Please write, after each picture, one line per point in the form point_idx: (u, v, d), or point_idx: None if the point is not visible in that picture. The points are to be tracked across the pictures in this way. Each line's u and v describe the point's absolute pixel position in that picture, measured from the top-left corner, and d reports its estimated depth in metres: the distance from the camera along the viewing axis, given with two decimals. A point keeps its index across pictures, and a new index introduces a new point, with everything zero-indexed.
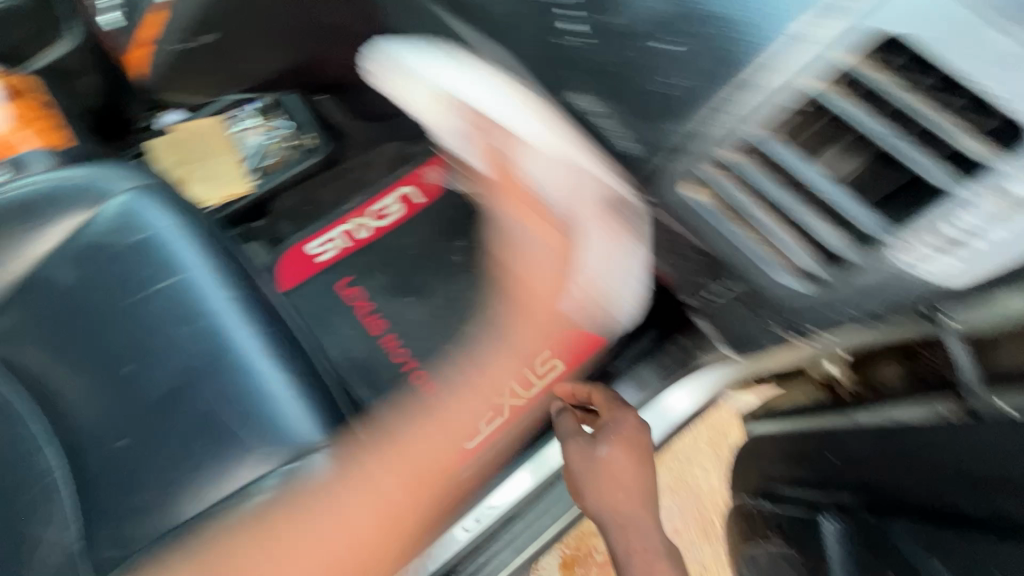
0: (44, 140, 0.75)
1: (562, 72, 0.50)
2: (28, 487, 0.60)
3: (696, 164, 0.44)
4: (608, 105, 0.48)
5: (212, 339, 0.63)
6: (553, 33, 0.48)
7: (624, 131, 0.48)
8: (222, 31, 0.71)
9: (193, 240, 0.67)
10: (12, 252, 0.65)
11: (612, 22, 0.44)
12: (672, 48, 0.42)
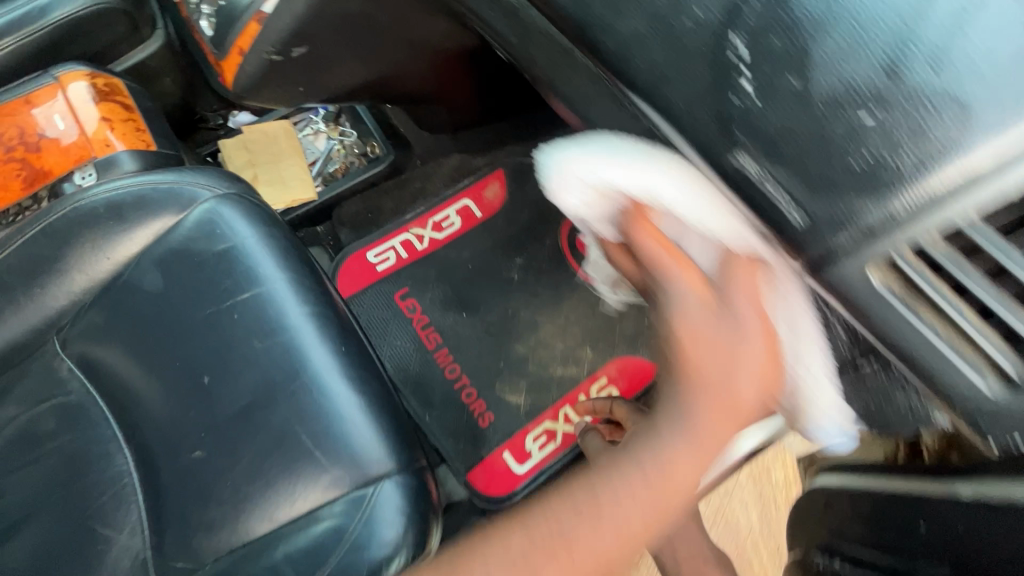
0: (129, 144, 0.75)
1: (735, 131, 0.42)
2: (104, 489, 0.61)
3: (891, 245, 0.37)
4: (792, 166, 0.40)
5: (288, 356, 0.62)
6: (728, 87, 0.42)
7: (796, 199, 0.40)
8: (312, 44, 0.68)
9: (275, 253, 0.67)
10: (98, 255, 0.65)
11: (788, 86, 0.40)
12: (868, 120, 0.37)
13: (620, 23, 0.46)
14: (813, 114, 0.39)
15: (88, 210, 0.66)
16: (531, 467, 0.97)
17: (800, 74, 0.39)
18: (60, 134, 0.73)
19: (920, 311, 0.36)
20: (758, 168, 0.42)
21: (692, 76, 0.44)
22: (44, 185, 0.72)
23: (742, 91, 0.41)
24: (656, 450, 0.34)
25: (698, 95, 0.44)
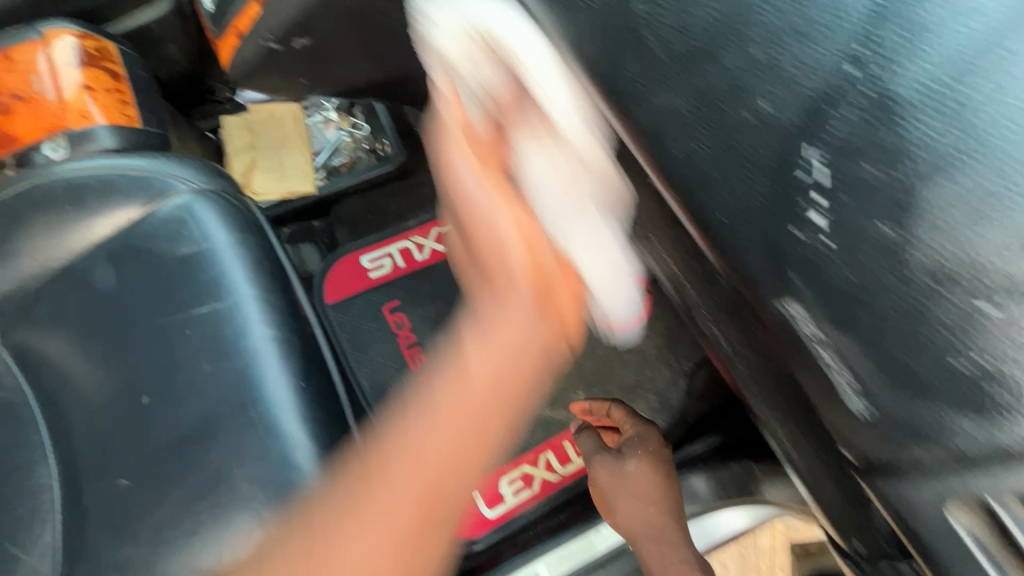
0: (109, 117, 0.68)
1: (789, 271, 0.35)
2: (18, 501, 0.55)
3: (987, 486, 0.31)
4: (860, 339, 0.33)
5: (241, 386, 0.56)
6: (789, 213, 0.34)
7: (857, 378, 0.34)
8: (316, 36, 0.61)
9: (245, 261, 0.60)
10: (52, 241, 0.59)
11: (871, 229, 0.31)
12: (992, 309, 0.28)
13: (661, 97, 0.37)
14: (895, 284, 0.31)
15: (50, 191, 0.60)
16: (501, 513, 0.90)
17: (896, 222, 0.30)
18: (36, 96, 0.67)
19: (990, 549, 0.31)
20: (817, 333, 0.35)
21: (749, 194, 0.35)
22: (11, 151, 0.66)
23: (807, 224, 0.33)
24: (472, 318, 0.46)
25: (744, 210, 0.36)
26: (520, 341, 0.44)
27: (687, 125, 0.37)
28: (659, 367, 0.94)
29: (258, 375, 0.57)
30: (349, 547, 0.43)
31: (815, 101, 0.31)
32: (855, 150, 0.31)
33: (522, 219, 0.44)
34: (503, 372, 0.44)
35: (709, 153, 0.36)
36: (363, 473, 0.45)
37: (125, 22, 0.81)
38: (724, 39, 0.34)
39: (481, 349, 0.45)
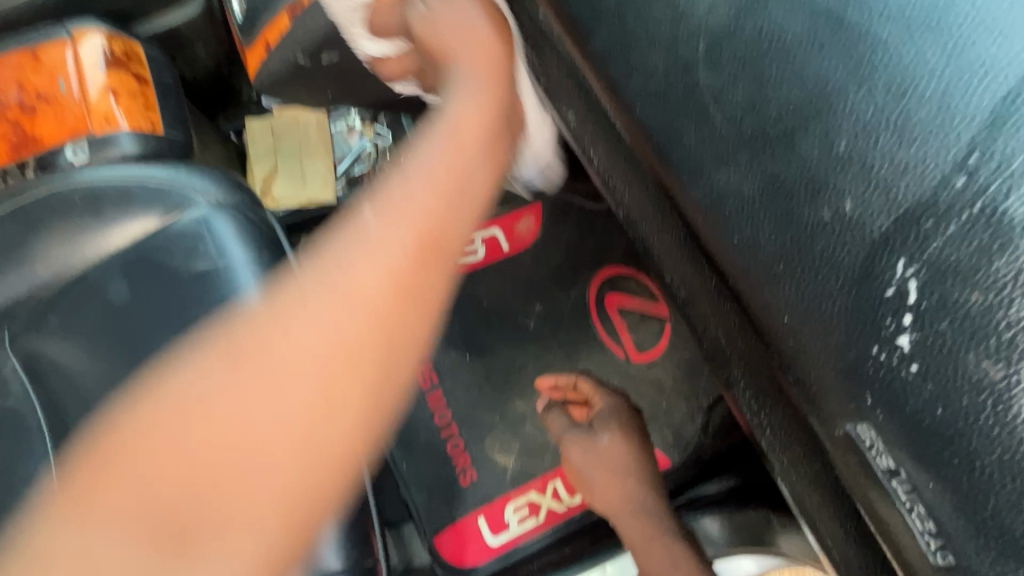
0: (131, 122, 0.67)
1: (867, 392, 0.33)
2: None
3: None
4: (937, 474, 0.31)
5: None
6: (872, 328, 0.32)
7: (931, 515, 0.32)
8: (346, 53, 0.60)
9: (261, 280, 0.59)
10: (67, 249, 0.58)
11: (942, 345, 0.30)
12: None
13: (721, 178, 0.37)
14: (986, 425, 0.29)
15: (68, 199, 0.59)
16: (505, 541, 0.87)
17: (999, 356, 0.29)
18: (62, 97, 0.66)
19: None
20: (892, 466, 0.33)
21: (821, 300, 0.34)
22: (32, 152, 0.65)
23: (891, 344, 0.32)
24: (353, 234, 0.41)
25: (821, 314, 0.34)
26: (399, 267, 0.40)
27: (750, 218, 0.36)
28: (676, 399, 0.94)
29: None
30: (230, 394, 0.35)
31: (909, 209, 0.31)
32: (957, 276, 0.30)
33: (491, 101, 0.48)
34: (390, 272, 0.40)
35: (775, 251, 0.36)
36: (246, 365, 0.36)
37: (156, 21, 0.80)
38: (806, 123, 0.34)
39: (345, 250, 0.40)
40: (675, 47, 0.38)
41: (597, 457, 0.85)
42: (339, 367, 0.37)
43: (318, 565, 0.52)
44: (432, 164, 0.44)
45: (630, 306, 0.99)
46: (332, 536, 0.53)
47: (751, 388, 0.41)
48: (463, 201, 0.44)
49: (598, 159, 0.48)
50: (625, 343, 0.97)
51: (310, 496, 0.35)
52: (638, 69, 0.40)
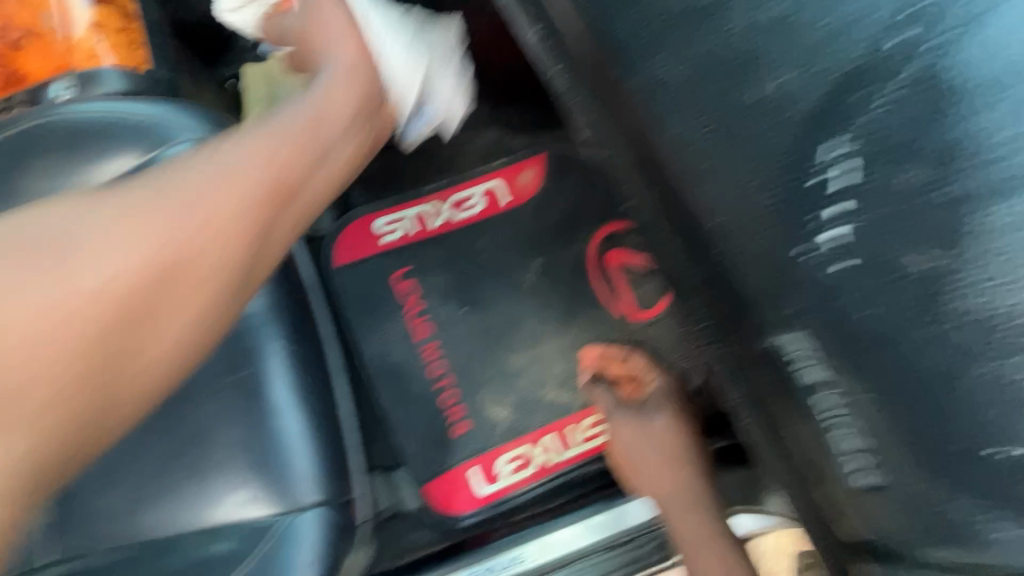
0: (118, 58, 0.67)
1: (793, 296, 0.37)
2: None
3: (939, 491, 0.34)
4: (849, 366, 0.36)
5: (232, 348, 0.56)
6: (815, 224, 0.35)
7: (839, 390, 0.37)
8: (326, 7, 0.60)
9: None
10: (50, 184, 0.58)
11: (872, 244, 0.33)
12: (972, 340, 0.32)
13: (659, 67, 0.39)
14: (891, 325, 0.33)
15: (49, 133, 0.59)
16: (496, 491, 0.88)
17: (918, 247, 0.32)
18: (47, 32, 0.66)
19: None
20: (822, 378, 0.37)
21: (746, 193, 0.37)
22: (21, 88, 0.65)
23: (813, 239, 0.35)
24: (241, 139, 0.51)
25: (737, 204, 0.38)
26: (283, 160, 0.51)
27: (688, 105, 0.38)
28: (673, 357, 0.93)
29: (249, 341, 0.56)
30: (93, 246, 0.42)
31: (838, 90, 0.33)
32: (888, 154, 0.32)
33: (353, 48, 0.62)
34: (273, 163, 0.50)
35: (708, 144, 0.38)
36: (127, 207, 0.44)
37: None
38: (730, 2, 0.36)
39: (248, 143, 0.50)
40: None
41: (646, 448, 0.88)
42: (200, 236, 0.45)
43: (295, 496, 0.54)
44: (321, 95, 0.58)
45: (632, 263, 0.97)
46: (309, 472, 0.54)
47: (703, 311, 0.43)
48: (338, 119, 0.57)
49: (558, 75, 0.44)
50: (625, 300, 0.95)
51: (148, 380, 0.43)
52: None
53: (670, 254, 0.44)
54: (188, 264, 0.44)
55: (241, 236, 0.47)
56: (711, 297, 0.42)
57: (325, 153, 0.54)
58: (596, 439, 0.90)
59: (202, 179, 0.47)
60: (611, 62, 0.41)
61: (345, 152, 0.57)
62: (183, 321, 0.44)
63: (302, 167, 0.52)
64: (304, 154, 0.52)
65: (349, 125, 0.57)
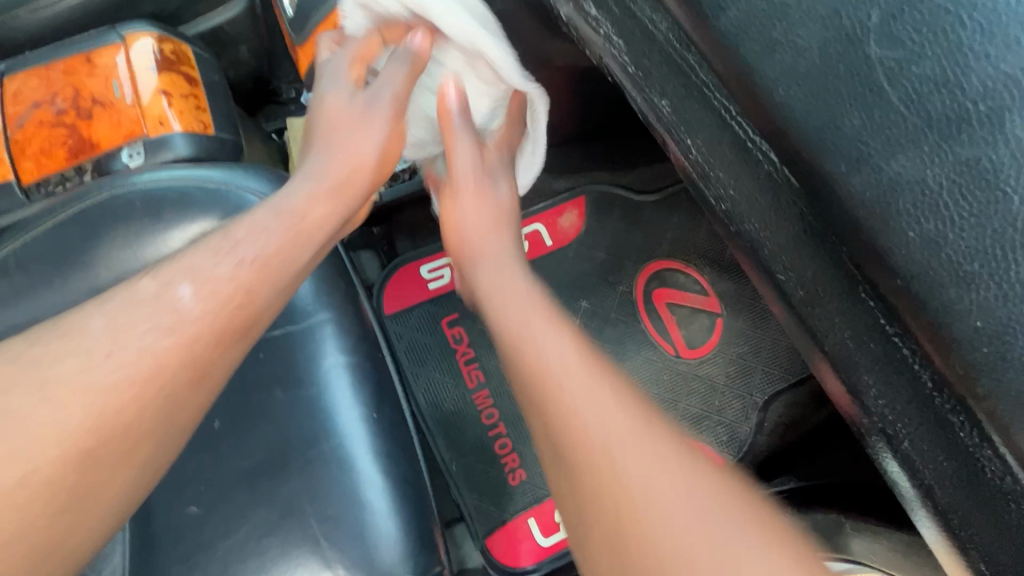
0: (184, 123, 0.67)
1: None
2: None
3: None
4: None
5: (313, 418, 0.54)
6: None
7: None
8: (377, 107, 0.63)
9: (319, 284, 0.58)
10: (130, 251, 0.58)
11: None
12: None
13: (893, 166, 0.30)
14: None
15: (127, 203, 0.59)
16: (557, 542, 0.85)
17: None
18: (115, 101, 0.66)
19: None
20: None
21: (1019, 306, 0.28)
22: (89, 157, 0.65)
23: None
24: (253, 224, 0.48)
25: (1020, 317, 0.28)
26: (219, 293, 0.44)
27: (939, 209, 0.29)
28: (728, 396, 0.91)
29: (330, 405, 0.55)
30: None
31: None
32: None
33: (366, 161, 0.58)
34: (233, 282, 0.45)
35: (970, 247, 0.29)
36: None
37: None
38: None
39: (208, 256, 0.45)
40: (844, 17, 0.31)
41: (590, 395, 0.43)
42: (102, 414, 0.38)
43: (384, 571, 0.51)
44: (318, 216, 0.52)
45: (680, 301, 0.96)
46: (397, 543, 0.52)
47: (885, 396, 0.35)
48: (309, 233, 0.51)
49: (693, 149, 0.39)
50: (675, 339, 0.94)
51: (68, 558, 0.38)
52: (785, 46, 0.33)
53: (837, 333, 0.36)
54: (142, 396, 0.40)
55: (164, 380, 0.41)
56: (918, 388, 0.33)
57: (317, 238, 0.52)
58: None
59: (159, 296, 0.43)
60: (807, 166, 0.33)
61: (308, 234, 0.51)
62: (141, 463, 0.40)
63: (280, 262, 0.48)
64: (291, 249, 0.49)
65: (339, 209, 0.54)
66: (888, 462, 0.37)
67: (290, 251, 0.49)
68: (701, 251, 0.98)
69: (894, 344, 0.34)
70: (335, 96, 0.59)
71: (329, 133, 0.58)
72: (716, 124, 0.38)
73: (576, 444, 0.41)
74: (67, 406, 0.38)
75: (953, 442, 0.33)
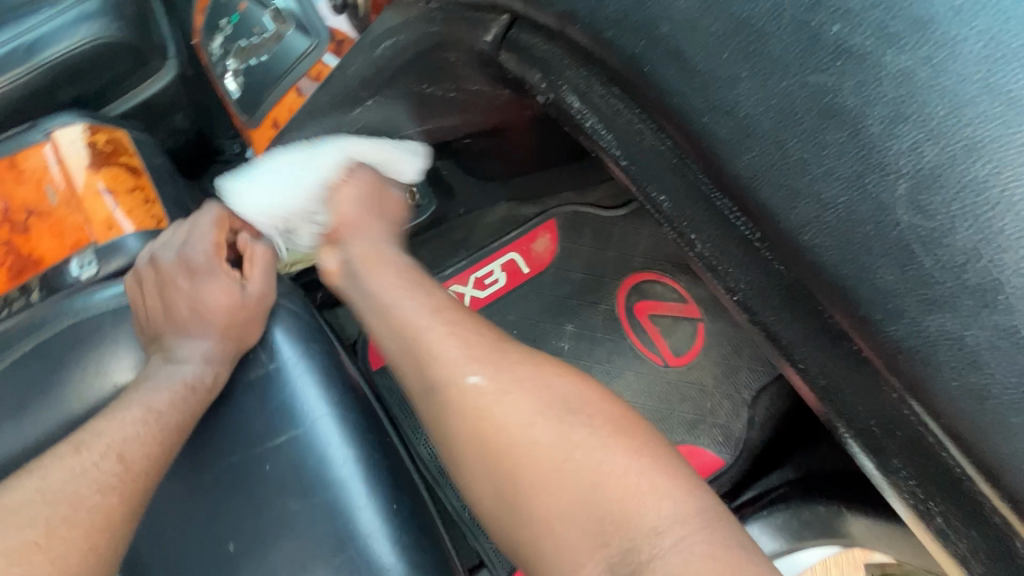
0: (135, 222, 0.62)
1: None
2: None
3: None
4: None
5: (330, 521, 0.52)
6: None
7: None
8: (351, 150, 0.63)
9: (318, 379, 0.57)
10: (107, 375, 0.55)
11: None
12: None
13: (926, 316, 0.25)
14: None
15: (94, 329, 0.56)
16: None
17: None
18: (54, 208, 0.61)
19: None
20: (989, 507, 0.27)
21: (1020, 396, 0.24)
22: (35, 274, 0.59)
23: None
24: (129, 410, 0.50)
25: None
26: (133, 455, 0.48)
27: (979, 360, 0.24)
28: (719, 396, 0.93)
29: (348, 506, 0.53)
30: None
31: None
32: None
33: (217, 342, 0.55)
34: (133, 453, 0.48)
35: (1014, 382, 0.24)
36: None
37: (37, 55, 0.62)
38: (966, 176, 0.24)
39: (116, 424, 0.49)
40: (865, 184, 0.25)
41: (502, 400, 0.43)
42: (55, 562, 0.41)
43: None
44: (183, 405, 0.52)
45: (662, 312, 0.98)
46: None
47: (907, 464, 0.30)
48: (186, 407, 0.52)
49: (698, 243, 0.35)
50: (661, 348, 0.95)
51: None
52: (806, 195, 0.26)
53: (862, 422, 0.32)
54: (78, 556, 0.42)
55: (108, 524, 0.44)
56: (941, 467, 0.28)
57: (188, 415, 0.52)
58: None
59: (97, 462, 0.46)
60: (821, 289, 0.27)
61: (183, 406, 0.52)
62: None
63: (178, 430, 0.51)
64: (188, 419, 0.52)
65: (199, 399, 0.53)
66: (860, 457, 0.33)
67: (186, 421, 0.52)
68: (675, 258, 0.99)
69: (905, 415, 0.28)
70: (195, 286, 0.58)
71: (205, 312, 0.57)
72: (717, 219, 0.33)
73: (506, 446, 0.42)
74: (33, 571, 0.40)
75: (957, 494, 0.28)
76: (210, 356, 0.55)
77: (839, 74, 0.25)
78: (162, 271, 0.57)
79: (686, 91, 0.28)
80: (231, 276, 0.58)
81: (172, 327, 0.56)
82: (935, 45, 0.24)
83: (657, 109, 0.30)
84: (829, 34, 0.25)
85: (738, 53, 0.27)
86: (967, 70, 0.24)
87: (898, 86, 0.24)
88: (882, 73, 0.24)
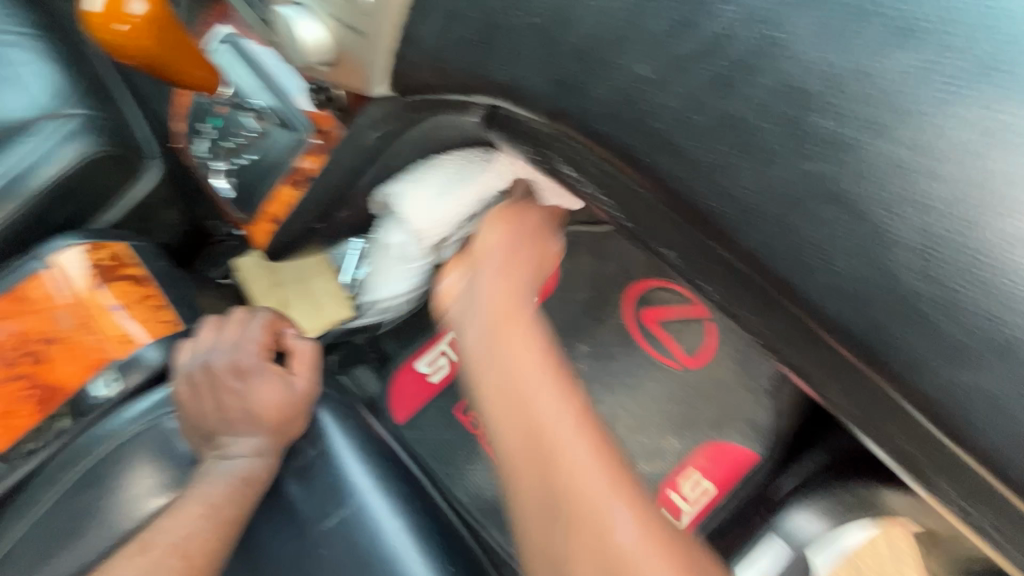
0: (149, 330, 0.63)
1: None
2: None
3: None
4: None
5: None
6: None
7: None
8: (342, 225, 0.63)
9: (359, 456, 0.57)
10: (155, 487, 0.56)
11: None
12: None
13: (947, 370, 0.27)
14: None
15: (131, 442, 0.57)
16: None
17: None
18: (67, 332, 0.61)
19: None
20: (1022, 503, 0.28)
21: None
22: (60, 401, 0.60)
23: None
24: (180, 514, 0.51)
25: None
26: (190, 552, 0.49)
27: (1004, 408, 0.26)
28: None
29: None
30: None
31: None
32: None
33: (262, 438, 0.56)
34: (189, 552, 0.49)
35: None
36: None
37: (27, 184, 0.63)
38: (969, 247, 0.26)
39: (172, 526, 0.50)
40: (875, 255, 0.27)
41: (549, 397, 0.35)
42: None
43: None
44: (231, 501, 0.52)
45: None
46: None
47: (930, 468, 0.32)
48: (234, 504, 0.53)
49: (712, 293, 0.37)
50: None
51: None
52: (820, 264, 0.29)
53: (912, 460, 0.32)
54: None
55: None
56: (949, 462, 0.30)
57: (240, 512, 0.53)
58: (703, 499, 0.72)
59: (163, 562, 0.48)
60: (840, 339, 0.29)
61: (230, 502, 0.52)
62: None
63: (232, 525, 0.52)
64: (240, 513, 0.53)
65: (248, 494, 0.54)
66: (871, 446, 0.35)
67: (236, 515, 0.52)
68: None
69: (918, 429, 0.30)
70: (243, 385, 0.59)
71: (252, 413, 0.57)
72: (723, 273, 0.34)
73: (560, 466, 0.33)
74: None
75: (973, 483, 0.30)
76: (258, 451, 0.56)
77: (839, 151, 0.27)
78: (212, 376, 0.59)
79: (688, 176, 0.31)
80: (278, 372, 0.60)
81: (218, 425, 0.57)
82: (914, 125, 0.27)
83: (661, 192, 0.33)
84: (819, 127, 0.28)
85: (730, 148, 0.29)
86: (950, 154, 0.26)
87: (893, 172, 0.27)
88: (878, 157, 0.27)
